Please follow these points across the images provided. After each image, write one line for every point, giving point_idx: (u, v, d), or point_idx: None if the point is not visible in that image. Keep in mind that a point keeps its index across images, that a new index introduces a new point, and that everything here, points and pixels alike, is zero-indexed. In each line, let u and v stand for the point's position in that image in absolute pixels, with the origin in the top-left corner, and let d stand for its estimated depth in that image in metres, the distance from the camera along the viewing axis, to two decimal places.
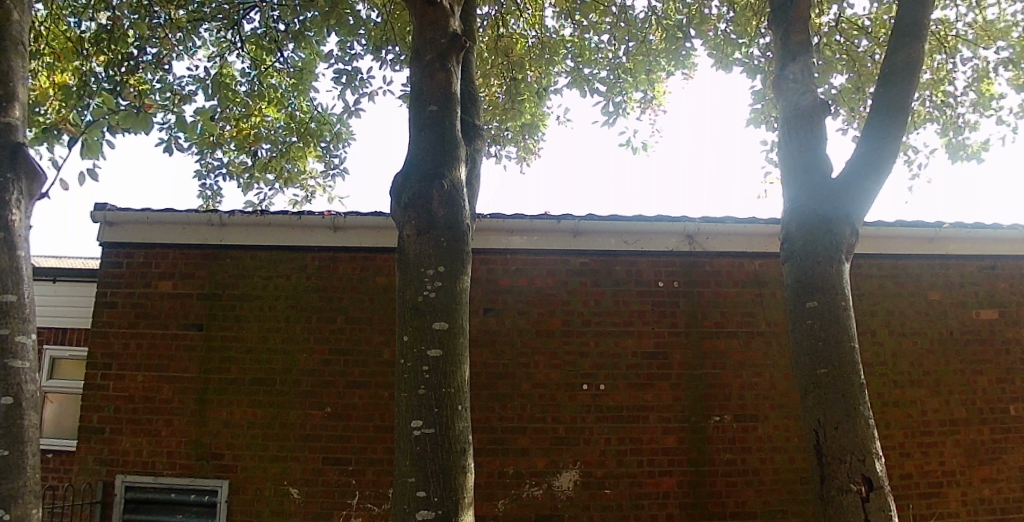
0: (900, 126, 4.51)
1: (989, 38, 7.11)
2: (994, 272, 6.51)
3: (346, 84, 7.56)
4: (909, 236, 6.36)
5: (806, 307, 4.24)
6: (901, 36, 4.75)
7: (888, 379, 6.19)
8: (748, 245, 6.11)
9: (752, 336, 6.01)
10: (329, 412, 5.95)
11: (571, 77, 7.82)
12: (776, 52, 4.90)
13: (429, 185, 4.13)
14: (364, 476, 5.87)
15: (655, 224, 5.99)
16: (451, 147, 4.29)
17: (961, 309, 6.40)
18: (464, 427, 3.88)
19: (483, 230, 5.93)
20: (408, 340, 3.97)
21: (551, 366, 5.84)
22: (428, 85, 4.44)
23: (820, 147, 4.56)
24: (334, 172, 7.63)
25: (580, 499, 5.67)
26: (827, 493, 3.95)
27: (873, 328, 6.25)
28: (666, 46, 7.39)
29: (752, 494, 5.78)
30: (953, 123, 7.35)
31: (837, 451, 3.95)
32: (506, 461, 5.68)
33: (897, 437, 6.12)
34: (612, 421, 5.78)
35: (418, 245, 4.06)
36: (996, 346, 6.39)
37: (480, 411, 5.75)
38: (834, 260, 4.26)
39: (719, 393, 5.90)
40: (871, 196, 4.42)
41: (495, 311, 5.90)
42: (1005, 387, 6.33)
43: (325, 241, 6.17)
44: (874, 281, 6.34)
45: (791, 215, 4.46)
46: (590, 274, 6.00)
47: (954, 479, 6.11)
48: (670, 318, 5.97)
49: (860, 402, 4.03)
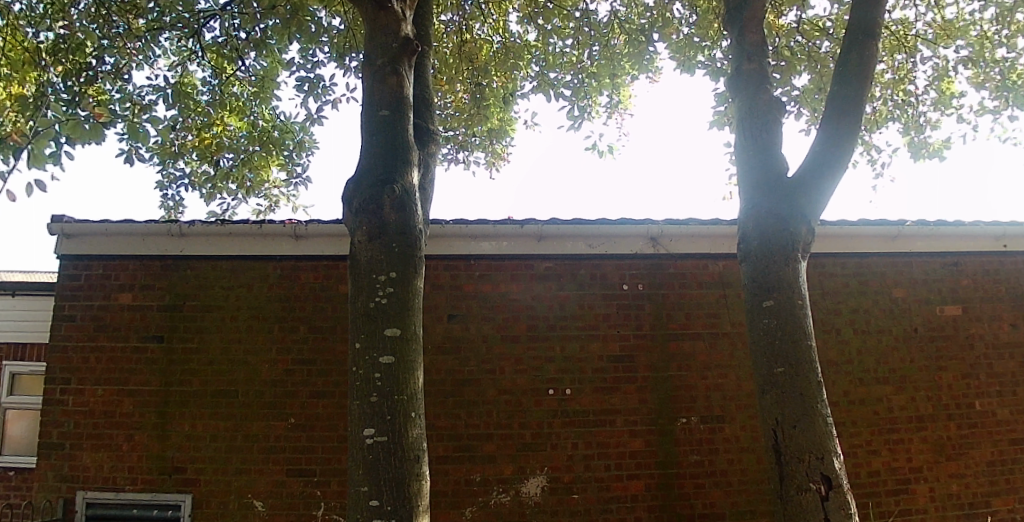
0: (854, 124, 4.53)
1: (948, 37, 7.16)
2: (956, 269, 6.56)
3: (309, 92, 7.50)
4: (873, 235, 6.36)
5: (762, 307, 4.22)
6: (856, 35, 4.79)
7: (853, 378, 6.18)
8: (712, 247, 6.10)
9: (717, 337, 6.00)
10: (293, 422, 5.87)
11: (536, 82, 7.77)
12: (730, 53, 4.92)
13: (380, 190, 4.09)
14: (329, 487, 5.80)
15: (618, 227, 5.95)
16: (403, 152, 4.26)
17: (925, 306, 6.43)
18: (418, 434, 3.86)
19: (445, 237, 5.85)
20: (360, 347, 3.92)
21: (517, 371, 5.77)
22: (380, 90, 4.40)
23: (775, 146, 4.56)
24: (296, 181, 7.55)
25: (547, 505, 5.61)
26: (786, 493, 3.94)
27: (838, 326, 6.25)
28: (629, 50, 7.39)
29: (720, 496, 5.75)
30: (914, 122, 7.37)
31: (795, 450, 3.94)
32: (473, 468, 5.61)
33: (863, 435, 6.11)
34: (578, 425, 5.73)
35: (369, 250, 4.02)
36: (960, 342, 6.42)
37: (446, 418, 5.67)
38: (789, 259, 4.26)
39: (685, 395, 5.87)
40: (826, 194, 4.42)
41: (459, 317, 5.82)
42: (970, 382, 6.36)
43: (287, 250, 6.08)
44: (839, 281, 6.34)
45: (746, 215, 4.45)
46: (555, 278, 5.94)
47: (922, 476, 6.12)
48: (635, 320, 5.94)
49: (818, 400, 4.03)
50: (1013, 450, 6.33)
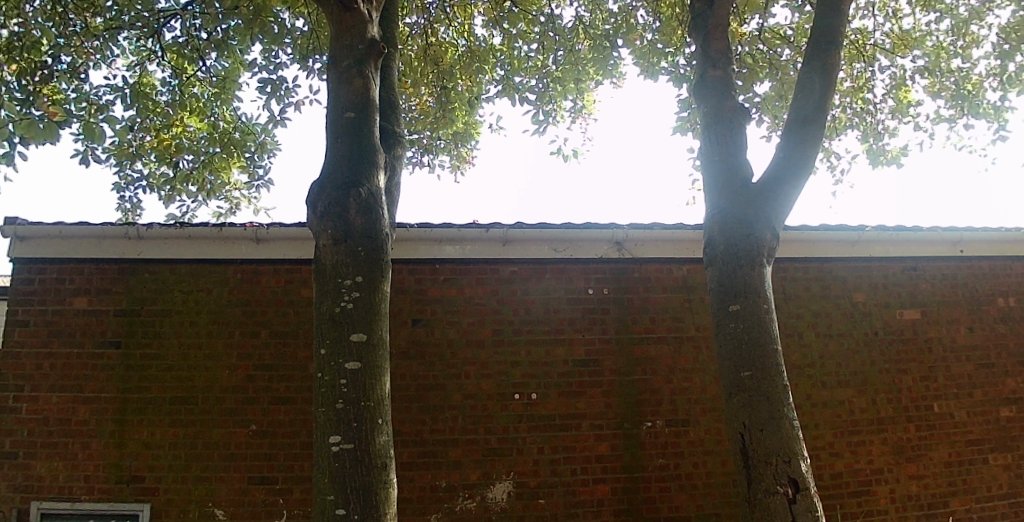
0: (817, 131, 4.60)
1: (905, 47, 7.34)
2: (914, 273, 6.70)
3: (272, 93, 7.38)
4: (833, 240, 6.48)
5: (728, 311, 4.25)
6: (819, 44, 4.87)
7: (815, 380, 6.27)
8: (676, 251, 6.14)
9: (681, 341, 6.03)
10: (254, 429, 5.75)
11: (501, 85, 7.75)
12: (695, 59, 4.96)
13: (345, 193, 4.03)
14: (292, 495, 5.70)
15: (584, 231, 5.95)
16: (369, 154, 4.20)
17: (885, 310, 6.55)
18: (385, 440, 3.81)
19: (410, 241, 5.78)
20: (325, 352, 3.85)
21: (482, 376, 5.73)
22: (345, 92, 4.35)
23: (740, 151, 4.59)
24: (258, 184, 7.42)
25: (513, 510, 5.57)
26: (753, 496, 3.98)
27: (800, 330, 6.33)
28: (593, 55, 7.45)
29: (686, 499, 5.78)
30: (873, 129, 7.50)
31: (763, 453, 3.98)
32: (439, 474, 5.56)
33: (825, 437, 6.19)
34: (544, 430, 5.71)
35: (334, 254, 3.96)
36: (918, 345, 6.56)
37: (411, 424, 5.60)
38: (755, 264, 4.29)
39: (650, 399, 5.89)
40: (790, 199, 4.47)
41: (424, 322, 5.76)
42: (928, 384, 6.50)
43: (248, 253, 5.97)
44: (801, 285, 6.42)
45: (712, 220, 4.48)
46: (520, 282, 5.92)
47: (883, 477, 6.23)
48: (600, 324, 5.95)
49: (784, 403, 4.07)
50: (970, 451, 6.49)
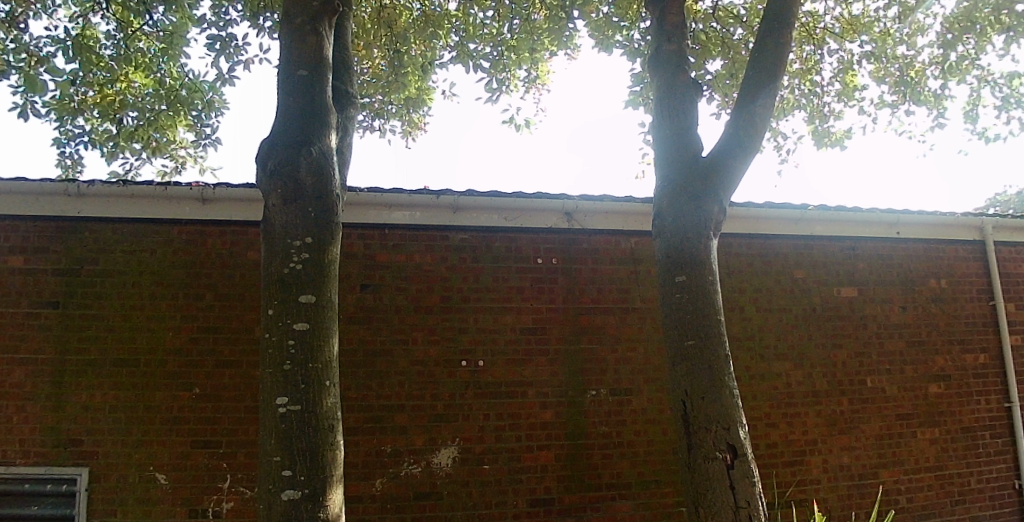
0: (766, 108, 4.70)
1: (853, 32, 7.51)
2: (853, 253, 6.93)
3: (220, 51, 7.19)
4: (777, 217, 6.64)
5: (675, 282, 4.35)
6: (772, 22, 4.96)
7: (755, 353, 6.46)
8: (625, 224, 6.23)
9: (627, 312, 6.15)
10: (198, 393, 5.68)
11: (455, 52, 7.68)
12: (651, 33, 5.01)
13: (297, 153, 3.98)
14: (235, 459, 5.66)
15: (534, 201, 5.97)
16: (321, 114, 4.15)
17: (823, 287, 6.77)
18: (332, 403, 3.81)
19: (360, 205, 5.74)
20: (273, 313, 3.83)
21: (429, 342, 5.75)
22: (298, 50, 4.27)
23: (691, 125, 4.67)
24: (205, 143, 7.24)
25: (457, 475, 5.64)
26: (693, 461, 4.11)
27: (742, 304, 6.51)
28: (549, 25, 7.31)
29: (627, 465, 5.93)
30: (819, 111, 7.70)
31: (703, 421, 4.11)
32: (385, 440, 5.58)
33: (762, 408, 6.40)
34: (490, 397, 5.77)
35: (284, 214, 3.92)
36: (854, 322, 6.81)
37: (357, 389, 5.60)
38: (702, 236, 4.39)
39: (595, 368, 6.00)
40: (738, 174, 4.57)
41: (372, 288, 5.74)
42: (862, 360, 6.76)
43: (193, 214, 5.85)
44: (744, 261, 6.59)
45: (662, 192, 4.55)
46: (470, 250, 5.93)
47: (816, 448, 6.48)
48: (548, 294, 6.02)
49: (725, 373, 4.19)
50: (899, 425, 6.79)
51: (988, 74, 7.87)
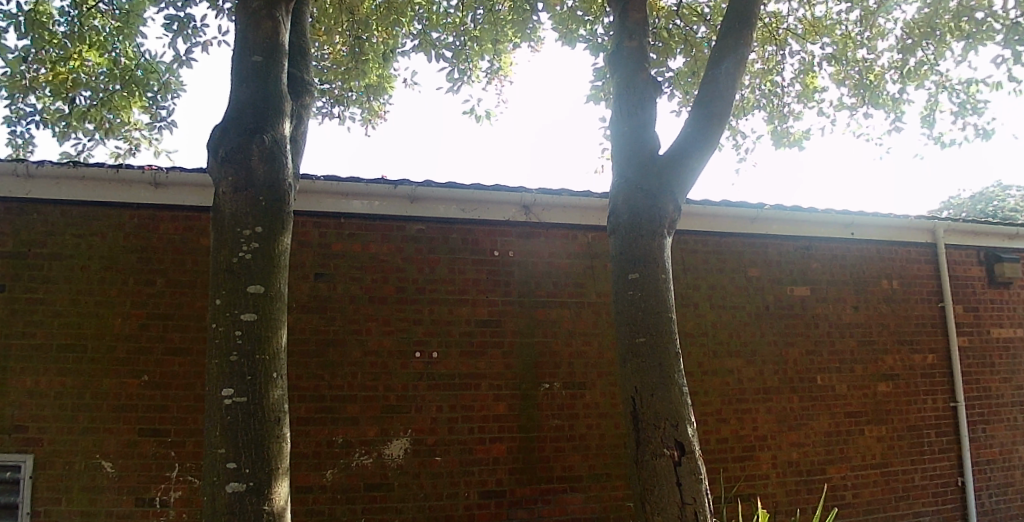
0: (724, 108, 4.73)
1: (815, 34, 7.61)
2: (807, 252, 7.04)
3: (178, 32, 7.04)
4: (733, 216, 6.71)
5: (628, 279, 4.36)
6: (733, 22, 4.99)
7: (708, 350, 6.53)
8: (582, 218, 6.25)
9: (583, 307, 6.18)
10: (146, 380, 5.58)
11: (418, 40, 7.62)
12: (613, 29, 5.01)
13: (248, 140, 3.90)
14: (184, 448, 5.57)
15: (492, 194, 5.96)
16: (275, 101, 4.07)
17: (777, 286, 6.86)
18: (279, 395, 3.77)
19: (315, 193, 5.67)
20: (220, 303, 3.76)
21: (383, 333, 5.72)
22: (253, 35, 4.19)
23: (649, 123, 4.67)
24: (161, 125, 7.10)
25: (409, 467, 5.63)
26: (641, 458, 4.14)
27: (696, 301, 6.57)
28: (513, 17, 7.13)
29: (578, 459, 5.97)
30: (779, 112, 7.80)
31: (652, 417, 4.14)
32: (336, 430, 5.54)
33: (714, 404, 6.48)
34: (444, 389, 5.76)
35: (233, 202, 3.84)
36: (806, 320, 6.92)
37: (309, 379, 5.55)
38: (656, 235, 4.40)
39: (549, 361, 6.02)
40: (694, 172, 4.59)
41: (326, 277, 5.68)
42: (813, 358, 6.88)
43: (145, 198, 5.73)
44: (700, 258, 6.65)
45: (618, 189, 4.55)
46: (426, 241, 5.90)
47: (765, 444, 6.58)
48: (504, 287, 6.01)
49: (675, 371, 4.23)
50: (848, 422, 6.92)
51: (945, 80, 8.01)
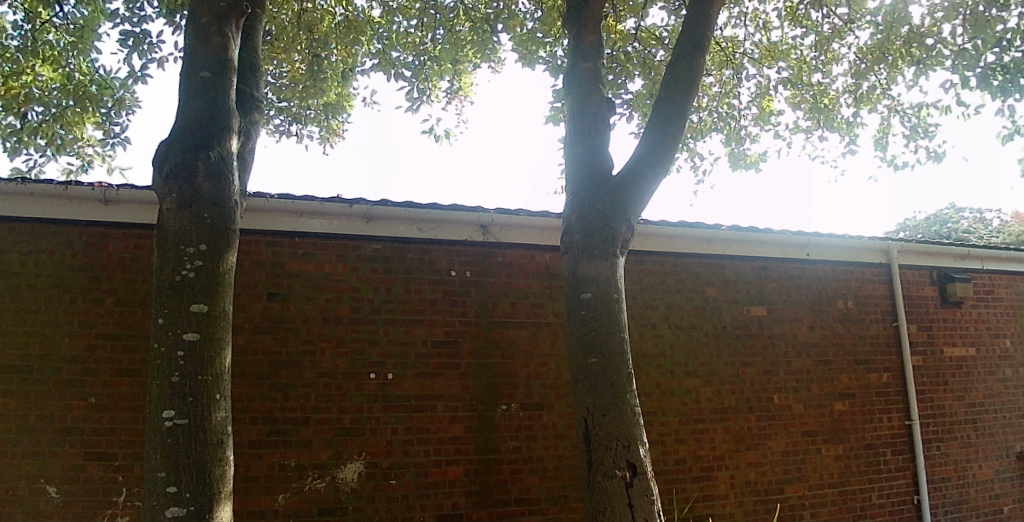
0: (677, 129, 4.78)
1: (772, 58, 7.76)
2: (763, 272, 7.11)
3: (133, 47, 6.94)
4: (690, 236, 6.77)
5: (581, 299, 4.36)
6: (687, 44, 5.06)
7: (666, 370, 6.55)
8: (540, 238, 6.25)
9: (540, 327, 6.17)
10: (93, 402, 5.43)
11: (378, 59, 7.63)
12: (568, 50, 5.04)
13: (194, 157, 3.84)
14: (131, 472, 5.42)
15: (449, 213, 5.94)
16: (223, 117, 4.02)
17: (734, 306, 6.92)
18: (222, 417, 3.68)
19: (269, 212, 5.60)
20: (162, 323, 3.67)
21: (338, 354, 5.64)
22: (202, 50, 4.15)
23: (603, 144, 4.70)
24: (114, 141, 6.97)
25: (363, 491, 5.53)
26: (594, 480, 4.12)
27: (654, 321, 6.59)
28: (473, 37, 7.41)
29: (536, 481, 5.92)
30: (736, 134, 7.92)
31: (604, 439, 4.12)
32: (289, 453, 5.44)
33: (672, 424, 6.48)
34: (399, 411, 5.69)
35: (178, 219, 3.77)
36: (763, 340, 6.98)
37: (261, 401, 5.45)
38: (609, 255, 4.41)
39: (506, 382, 5.99)
40: (648, 193, 4.62)
41: (280, 296, 5.61)
42: (770, 378, 6.94)
43: (95, 215, 5.60)
44: (658, 278, 6.68)
45: (572, 209, 4.56)
46: (382, 261, 5.85)
47: (723, 464, 6.60)
48: (460, 307, 5.98)
49: (628, 391, 4.22)
50: (805, 441, 6.98)
51: (897, 104, 8.20)
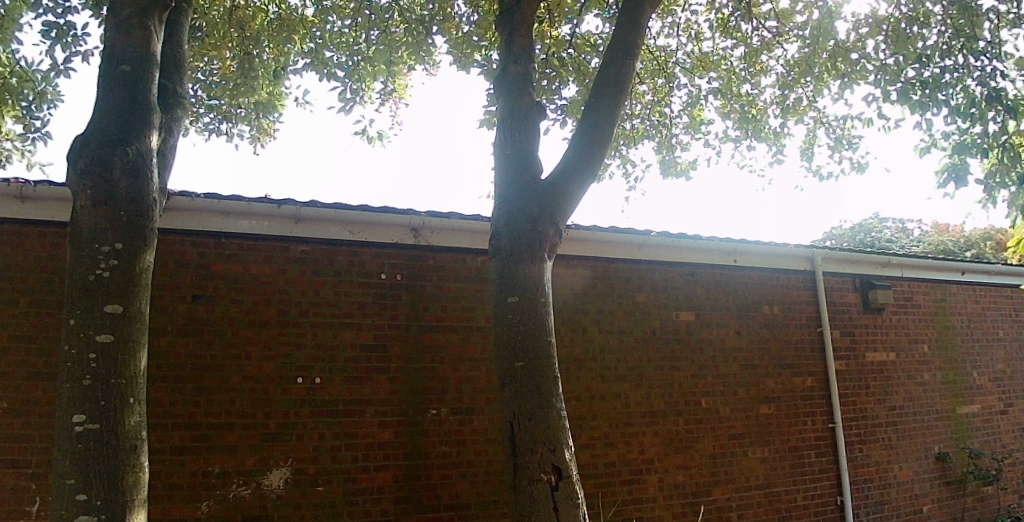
0: (605, 135, 4.86)
1: (703, 68, 7.97)
2: (692, 278, 7.28)
3: (56, 39, 6.71)
4: (621, 242, 6.87)
5: (508, 302, 4.38)
6: (617, 52, 5.15)
7: (596, 374, 6.64)
8: (472, 242, 6.28)
9: (471, 331, 6.18)
10: (4, 408, 5.21)
11: (310, 59, 7.55)
12: (499, 54, 5.08)
13: (110, 152, 3.73)
14: (45, 480, 5.22)
15: (380, 215, 5.91)
16: (143, 113, 3.92)
17: (664, 311, 7.06)
18: (137, 422, 3.59)
19: (194, 212, 5.48)
20: (73, 324, 3.55)
21: (264, 358, 5.55)
22: (122, 43, 4.03)
23: (532, 149, 4.75)
24: (34, 136, 6.73)
25: (289, 497, 5.44)
26: (519, 484, 4.14)
27: (584, 326, 6.67)
28: (407, 39, 7.43)
29: (465, 486, 5.93)
30: (668, 142, 8.11)
31: (530, 443, 4.15)
32: (212, 460, 5.31)
33: (602, 429, 6.56)
34: (327, 416, 5.62)
35: (92, 217, 3.66)
36: (691, 345, 7.13)
37: (184, 406, 5.32)
38: (536, 259, 4.45)
39: (436, 387, 5.98)
40: (575, 198, 4.68)
41: (204, 299, 5.49)
42: (697, 382, 7.09)
43: (10, 212, 5.38)
44: (589, 283, 6.76)
45: (500, 213, 4.59)
46: (311, 263, 5.78)
47: (652, 467, 6.71)
48: (390, 311, 5.95)
49: (554, 395, 4.27)
50: (732, 444, 7.15)
51: (822, 116, 8.50)
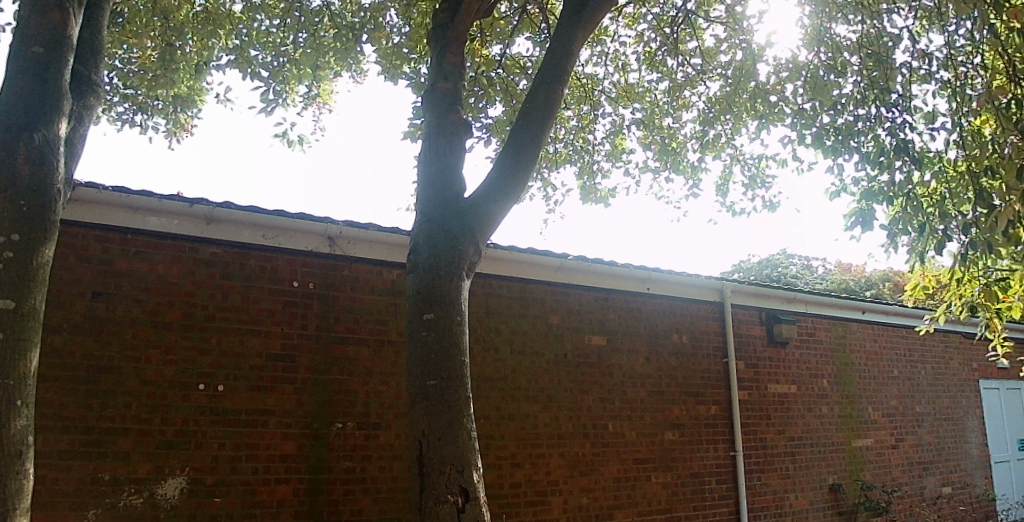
0: (529, 158, 4.94)
1: (627, 99, 8.22)
2: (606, 303, 7.44)
3: None
4: (539, 263, 6.97)
5: (423, 319, 4.38)
6: (547, 77, 5.27)
7: (507, 394, 6.68)
8: (389, 255, 6.26)
9: (383, 345, 6.15)
10: None
11: (235, 56, 7.40)
12: (430, 70, 5.11)
13: (14, 138, 3.56)
14: None
15: (295, 222, 5.83)
16: (54, 100, 3.76)
17: (577, 334, 7.19)
18: (23, 425, 3.39)
19: (98, 205, 5.26)
20: None
21: (165, 362, 5.36)
22: (36, 25, 3.87)
23: (455, 167, 4.79)
24: None
25: (183, 509, 5.24)
26: (425, 504, 4.10)
27: (498, 345, 6.71)
28: (336, 44, 7.39)
29: (368, 502, 5.85)
30: (589, 167, 8.30)
31: (438, 463, 4.14)
32: (103, 466, 5.07)
33: (510, 449, 6.60)
34: (228, 425, 5.46)
35: None
36: (601, 369, 7.28)
37: (75, 409, 5.06)
38: (454, 277, 4.46)
39: (343, 400, 5.90)
40: (496, 219, 4.74)
41: (105, 297, 5.27)
42: (606, 405, 7.23)
43: None
44: (505, 302, 6.82)
45: (420, 229, 4.59)
46: (221, 266, 5.63)
47: (557, 489, 6.78)
48: (301, 320, 5.85)
49: (465, 415, 4.27)
50: (636, 468, 7.31)
51: (738, 154, 8.88)
